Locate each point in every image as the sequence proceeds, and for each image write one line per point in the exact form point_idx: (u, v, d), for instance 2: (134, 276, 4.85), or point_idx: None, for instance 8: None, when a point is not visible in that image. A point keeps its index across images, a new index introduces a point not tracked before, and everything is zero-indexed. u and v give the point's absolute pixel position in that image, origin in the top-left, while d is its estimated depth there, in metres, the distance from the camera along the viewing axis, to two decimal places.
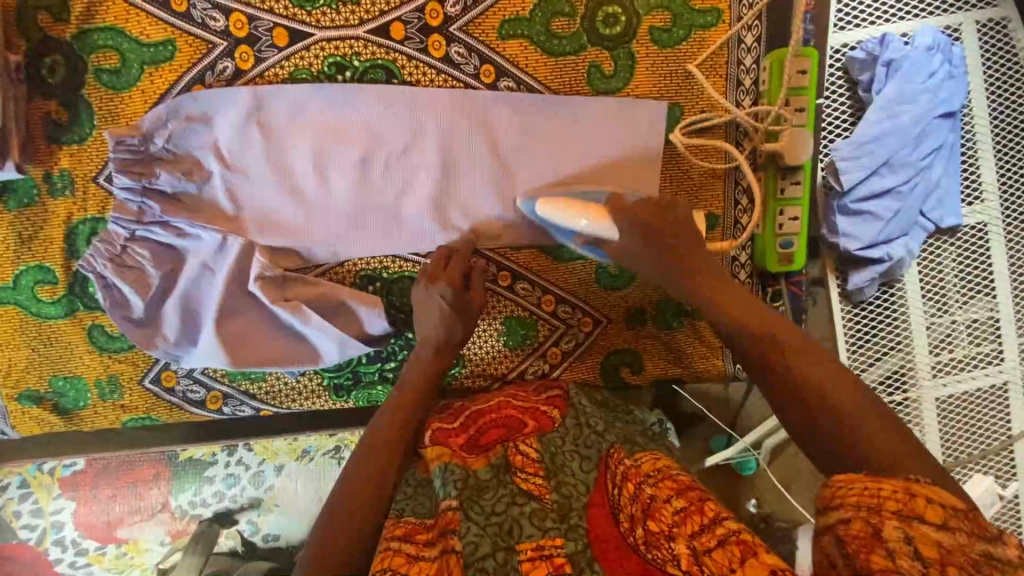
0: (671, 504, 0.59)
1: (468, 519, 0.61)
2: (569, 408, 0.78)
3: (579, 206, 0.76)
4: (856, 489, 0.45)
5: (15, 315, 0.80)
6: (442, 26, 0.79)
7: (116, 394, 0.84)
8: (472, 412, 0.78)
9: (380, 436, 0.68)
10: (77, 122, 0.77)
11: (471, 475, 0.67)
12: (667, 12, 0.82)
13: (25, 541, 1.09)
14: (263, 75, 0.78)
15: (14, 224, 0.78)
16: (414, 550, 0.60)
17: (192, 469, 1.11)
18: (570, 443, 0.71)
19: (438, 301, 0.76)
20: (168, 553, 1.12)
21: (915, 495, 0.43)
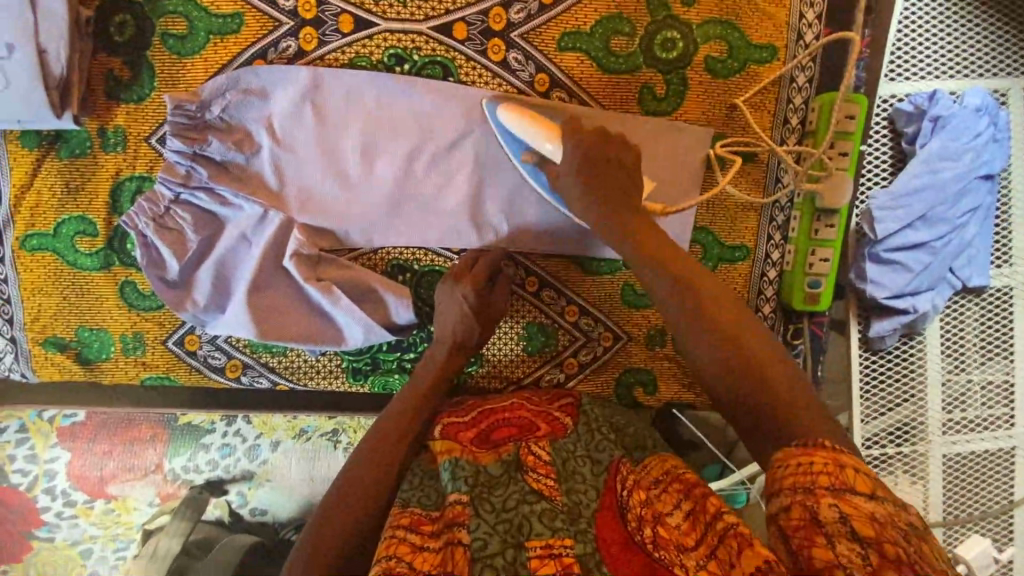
0: (680, 508, 0.64)
1: (476, 516, 0.62)
2: (580, 415, 0.81)
3: (539, 124, 0.77)
4: (792, 466, 0.51)
5: (52, 263, 0.81)
6: (504, 31, 0.80)
7: (139, 351, 0.85)
8: (484, 409, 0.80)
9: (394, 431, 0.74)
10: (137, 81, 0.78)
11: (482, 472, 0.68)
12: (725, 42, 0.83)
13: (15, 486, 1.10)
14: (324, 58, 0.79)
15: (62, 172, 0.79)
16: (419, 540, 0.62)
17: (190, 435, 1.13)
18: (582, 448, 0.73)
19: (460, 301, 0.79)
20: (155, 515, 1.13)
21: (843, 466, 0.49)
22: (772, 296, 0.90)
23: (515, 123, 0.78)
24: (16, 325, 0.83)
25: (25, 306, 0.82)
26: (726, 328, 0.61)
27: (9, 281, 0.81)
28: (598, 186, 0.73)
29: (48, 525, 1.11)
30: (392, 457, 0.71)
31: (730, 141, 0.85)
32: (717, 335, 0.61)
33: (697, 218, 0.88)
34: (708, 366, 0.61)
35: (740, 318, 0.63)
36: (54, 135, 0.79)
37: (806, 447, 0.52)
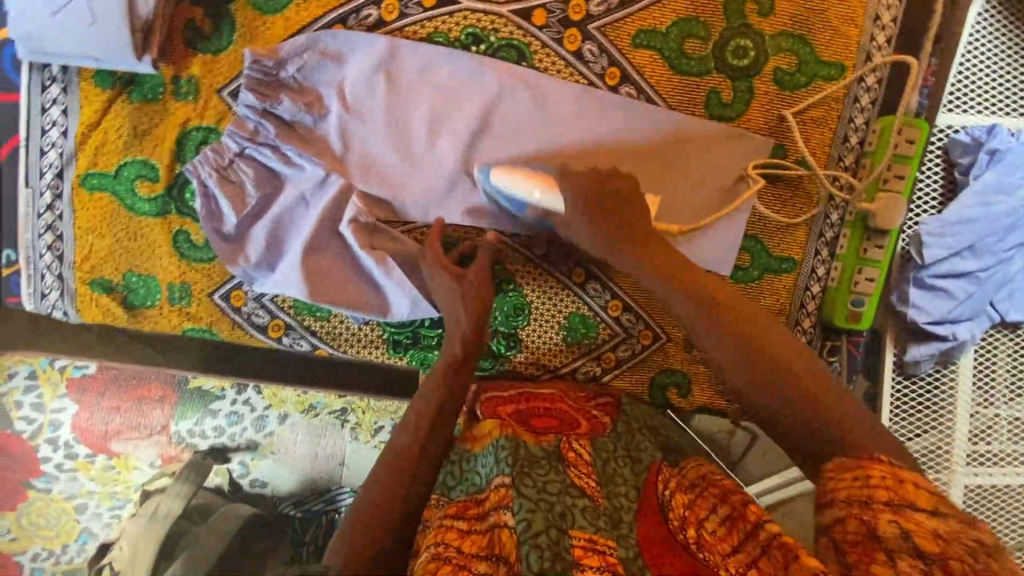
0: (716, 513, 0.65)
1: (519, 497, 0.60)
2: (619, 415, 0.83)
3: (533, 178, 0.80)
4: (847, 480, 0.56)
5: (110, 204, 0.82)
6: (582, 22, 0.81)
7: (185, 301, 0.85)
8: (526, 394, 0.83)
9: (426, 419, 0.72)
10: (218, 33, 0.78)
11: (523, 448, 0.69)
12: (795, 56, 0.84)
13: None
14: (402, 30, 0.80)
15: (132, 115, 0.80)
16: (465, 525, 0.64)
17: None
18: (621, 449, 0.75)
19: (445, 285, 0.78)
20: None
21: (904, 482, 0.53)
22: (814, 312, 0.91)
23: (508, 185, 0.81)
24: (65, 263, 0.82)
25: (76, 245, 0.82)
26: (759, 352, 0.67)
27: (64, 218, 0.81)
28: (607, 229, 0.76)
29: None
30: (423, 443, 0.71)
31: (769, 161, 0.86)
32: (748, 359, 0.66)
33: (747, 226, 0.89)
34: (737, 382, 0.67)
35: (774, 342, 0.67)
36: (129, 77, 0.79)
37: (863, 461, 0.56)
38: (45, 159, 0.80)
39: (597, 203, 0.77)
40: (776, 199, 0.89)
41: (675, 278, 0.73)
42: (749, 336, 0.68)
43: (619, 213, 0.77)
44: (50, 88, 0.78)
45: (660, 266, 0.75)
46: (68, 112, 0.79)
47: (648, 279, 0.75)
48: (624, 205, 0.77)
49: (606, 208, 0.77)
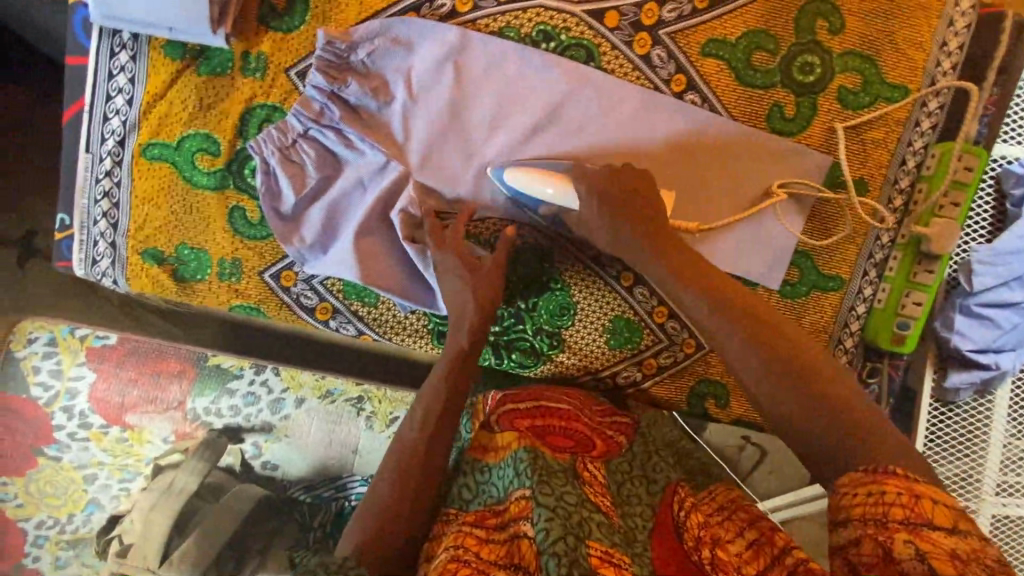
0: (743, 536, 0.64)
1: (537, 506, 0.60)
2: (635, 436, 0.82)
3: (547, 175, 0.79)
4: (858, 495, 0.53)
5: (169, 176, 0.81)
6: (653, 27, 0.81)
7: (234, 277, 0.84)
8: (540, 406, 0.80)
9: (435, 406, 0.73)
10: (291, 13, 0.78)
11: (540, 458, 0.68)
12: (860, 76, 0.84)
13: (35, 399, 1.13)
14: (475, 22, 0.80)
15: (199, 87, 0.79)
16: (484, 534, 0.64)
17: (217, 377, 1.17)
18: (637, 468, 0.77)
19: (455, 280, 0.78)
20: (167, 452, 1.13)
21: (918, 496, 0.50)
22: (858, 332, 0.91)
23: (524, 181, 0.80)
24: (119, 231, 0.82)
25: (131, 214, 0.82)
26: (798, 360, 0.63)
27: (121, 185, 0.81)
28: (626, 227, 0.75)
29: (58, 444, 1.12)
30: (436, 438, 0.71)
31: (795, 181, 0.86)
32: (786, 369, 0.63)
33: (799, 241, 0.89)
34: (776, 400, 0.63)
35: (810, 348, 0.65)
36: (198, 49, 0.79)
37: (876, 476, 0.53)
38: (107, 126, 0.80)
39: (608, 202, 0.76)
40: (828, 217, 0.89)
41: (679, 272, 0.72)
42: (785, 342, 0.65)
43: (626, 203, 0.76)
44: (119, 55, 0.78)
45: (665, 259, 0.73)
46: (135, 81, 0.79)
47: (650, 271, 0.75)
48: (637, 199, 0.76)
49: (613, 199, 0.76)
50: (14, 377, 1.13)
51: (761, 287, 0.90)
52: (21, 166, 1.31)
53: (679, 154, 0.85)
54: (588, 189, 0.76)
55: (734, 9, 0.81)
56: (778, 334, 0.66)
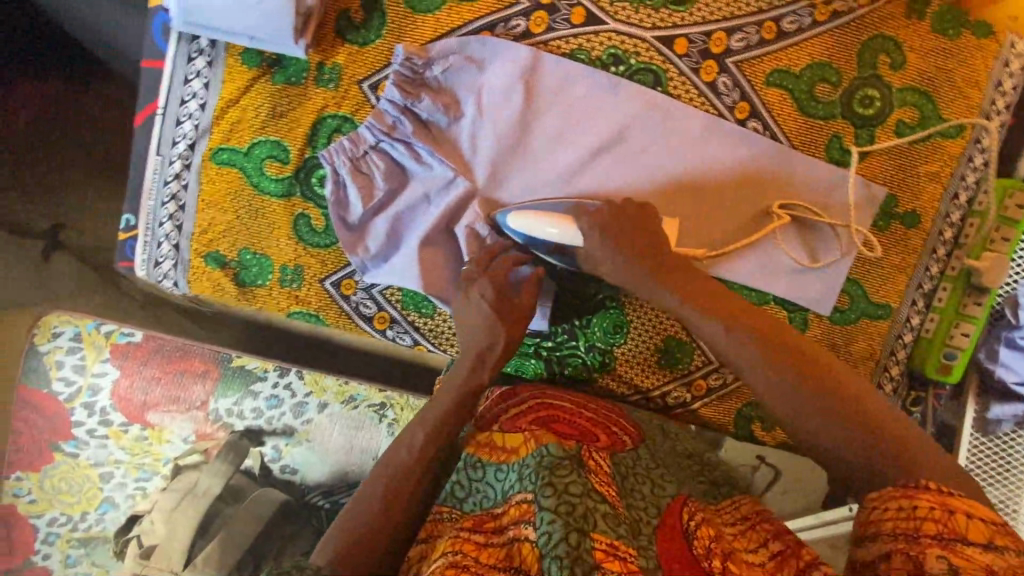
0: (766, 548, 0.65)
1: (539, 509, 0.60)
2: (640, 441, 0.79)
3: (549, 215, 0.78)
4: (892, 511, 0.54)
5: (236, 180, 0.82)
6: (720, 55, 0.83)
7: (295, 284, 0.85)
8: (542, 404, 0.80)
9: (449, 421, 0.74)
10: (368, 26, 0.79)
11: (546, 455, 0.66)
12: (918, 111, 0.86)
13: (55, 394, 1.13)
14: (548, 43, 0.82)
15: (273, 96, 0.80)
16: (483, 538, 0.64)
17: (241, 378, 1.16)
18: (640, 466, 0.74)
19: (478, 301, 0.79)
20: (187, 452, 1.14)
21: (953, 511, 0.52)
22: (903, 359, 0.93)
23: (527, 223, 0.78)
24: (184, 233, 0.83)
25: (196, 217, 0.82)
26: (812, 373, 0.64)
27: (188, 189, 0.82)
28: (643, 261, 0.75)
29: (76, 441, 1.13)
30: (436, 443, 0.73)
31: (796, 204, 0.86)
32: (799, 386, 0.64)
33: (851, 269, 0.90)
34: (793, 411, 0.64)
35: (823, 358, 0.66)
36: (274, 58, 0.79)
37: (909, 492, 0.54)
38: (179, 129, 0.81)
39: (614, 233, 0.75)
40: (881, 248, 0.90)
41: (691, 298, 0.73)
42: (798, 356, 0.66)
43: (633, 229, 0.76)
44: (196, 61, 0.79)
45: (675, 282, 0.74)
46: (209, 86, 0.80)
47: (656, 294, 0.75)
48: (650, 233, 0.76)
49: (617, 222, 0.76)
50: (36, 371, 1.14)
51: (812, 313, 0.91)
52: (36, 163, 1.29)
53: (735, 178, 0.85)
54: (593, 218, 0.76)
55: (799, 41, 0.83)
56: (790, 351, 0.67)
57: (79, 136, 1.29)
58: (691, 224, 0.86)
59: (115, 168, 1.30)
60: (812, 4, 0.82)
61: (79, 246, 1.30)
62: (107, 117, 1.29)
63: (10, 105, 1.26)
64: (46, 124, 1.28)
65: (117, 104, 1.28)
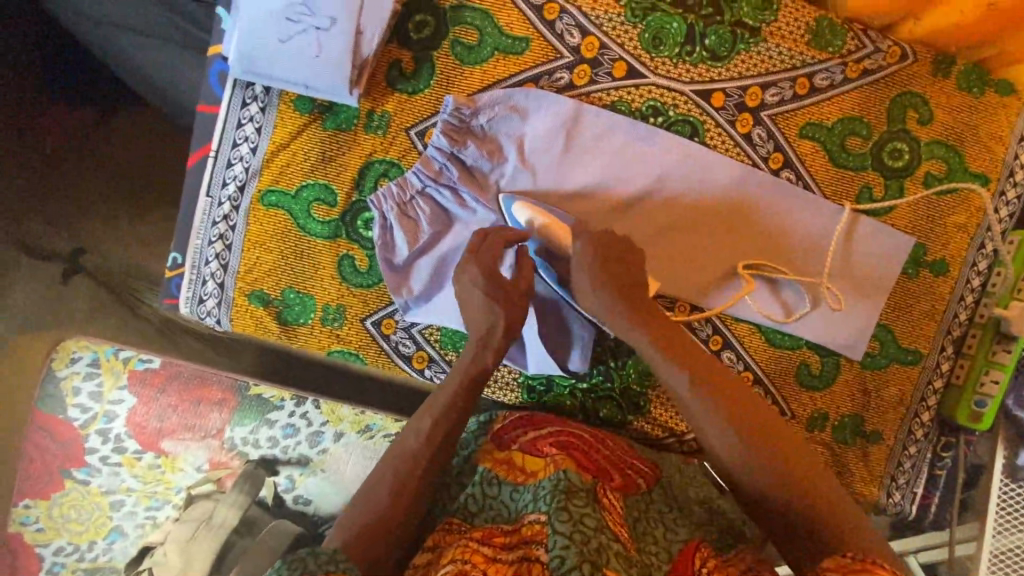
0: None
1: (554, 532, 0.61)
2: (656, 483, 0.79)
3: (540, 215, 0.79)
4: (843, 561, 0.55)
5: (283, 222, 0.83)
6: (756, 109, 0.86)
7: (337, 323, 0.86)
8: (561, 432, 0.80)
9: (457, 406, 0.74)
10: (418, 77, 0.82)
11: (564, 480, 0.67)
12: (945, 163, 0.88)
13: (71, 419, 1.15)
14: (590, 95, 0.84)
15: (323, 141, 0.82)
16: (491, 551, 0.64)
17: (258, 407, 1.16)
18: (654, 510, 0.74)
19: (470, 286, 0.76)
20: (200, 481, 1.14)
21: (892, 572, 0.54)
22: (933, 405, 0.94)
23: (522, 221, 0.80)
24: (230, 272, 0.84)
25: (243, 257, 0.84)
26: (776, 442, 0.67)
27: (236, 229, 0.84)
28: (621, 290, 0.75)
29: (89, 468, 1.14)
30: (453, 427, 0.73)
31: (766, 264, 0.88)
32: (758, 442, 0.67)
33: (881, 315, 0.91)
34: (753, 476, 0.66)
35: (786, 431, 0.69)
36: (326, 105, 0.82)
37: (864, 564, 0.54)
38: (230, 171, 0.83)
39: (606, 258, 0.75)
40: (911, 295, 0.91)
41: (663, 341, 0.73)
42: (763, 425, 0.68)
43: (624, 268, 0.75)
44: (250, 106, 0.82)
45: (658, 333, 0.74)
46: (261, 131, 0.82)
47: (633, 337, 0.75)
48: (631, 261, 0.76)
49: (616, 258, 0.76)
50: (53, 397, 1.15)
51: (844, 357, 0.92)
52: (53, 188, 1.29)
53: (768, 224, 0.87)
54: (587, 237, 0.76)
55: (832, 96, 0.86)
56: (755, 418, 0.69)
57: (109, 166, 1.31)
58: (715, 256, 0.88)
59: (142, 198, 1.31)
60: (844, 61, 0.85)
61: (100, 271, 1.30)
62: (142, 146, 1.31)
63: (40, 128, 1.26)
64: (75, 154, 1.29)
65: (151, 138, 1.31)
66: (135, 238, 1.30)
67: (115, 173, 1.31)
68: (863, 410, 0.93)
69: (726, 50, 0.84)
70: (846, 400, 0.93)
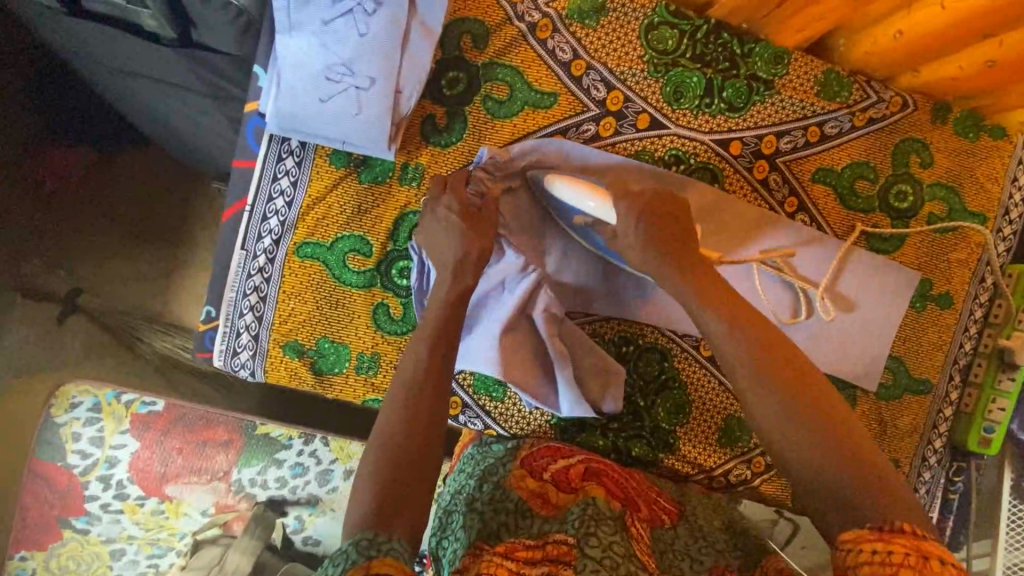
0: None
1: (583, 556, 0.63)
2: (682, 519, 0.78)
3: (589, 188, 0.78)
4: (876, 542, 0.53)
5: (318, 273, 0.84)
6: (771, 156, 0.90)
7: (371, 371, 0.86)
8: (588, 459, 0.82)
9: (449, 323, 0.73)
10: (451, 130, 0.85)
11: (593, 507, 0.69)
12: (946, 204, 0.94)
13: (70, 467, 1.10)
14: (616, 145, 0.88)
15: (358, 194, 0.84)
16: (516, 566, 0.61)
17: (265, 447, 1.14)
18: (681, 546, 0.73)
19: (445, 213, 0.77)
20: (205, 526, 1.12)
21: (929, 558, 0.51)
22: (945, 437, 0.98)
23: (566, 192, 0.79)
24: (264, 323, 0.85)
25: (277, 308, 0.84)
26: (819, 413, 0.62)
27: (271, 280, 0.84)
28: (660, 239, 0.74)
29: (88, 516, 1.10)
30: (437, 406, 0.68)
31: (786, 270, 0.91)
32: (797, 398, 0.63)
33: (893, 348, 0.95)
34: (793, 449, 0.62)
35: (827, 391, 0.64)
36: (361, 158, 0.84)
37: (885, 535, 0.53)
38: (266, 225, 0.84)
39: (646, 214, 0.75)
40: (916, 326, 0.95)
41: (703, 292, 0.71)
42: (801, 383, 0.64)
43: (662, 228, 0.75)
44: (286, 160, 0.83)
45: (697, 285, 0.72)
46: (297, 184, 0.83)
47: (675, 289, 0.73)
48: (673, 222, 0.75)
49: (647, 220, 0.74)
50: (50, 444, 1.10)
51: (859, 389, 0.96)
52: (37, 221, 1.22)
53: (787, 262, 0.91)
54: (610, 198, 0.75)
55: (840, 142, 0.92)
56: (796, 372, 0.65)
57: (101, 201, 1.25)
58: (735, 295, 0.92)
59: (138, 237, 1.26)
60: (851, 111, 0.91)
61: (100, 311, 1.25)
62: (133, 180, 1.26)
63: (28, 162, 1.19)
64: (73, 192, 1.23)
65: (152, 175, 1.26)
66: (134, 278, 1.26)
67: (111, 211, 1.25)
68: (879, 439, 0.97)
69: (742, 102, 0.89)
70: (864, 431, 0.97)
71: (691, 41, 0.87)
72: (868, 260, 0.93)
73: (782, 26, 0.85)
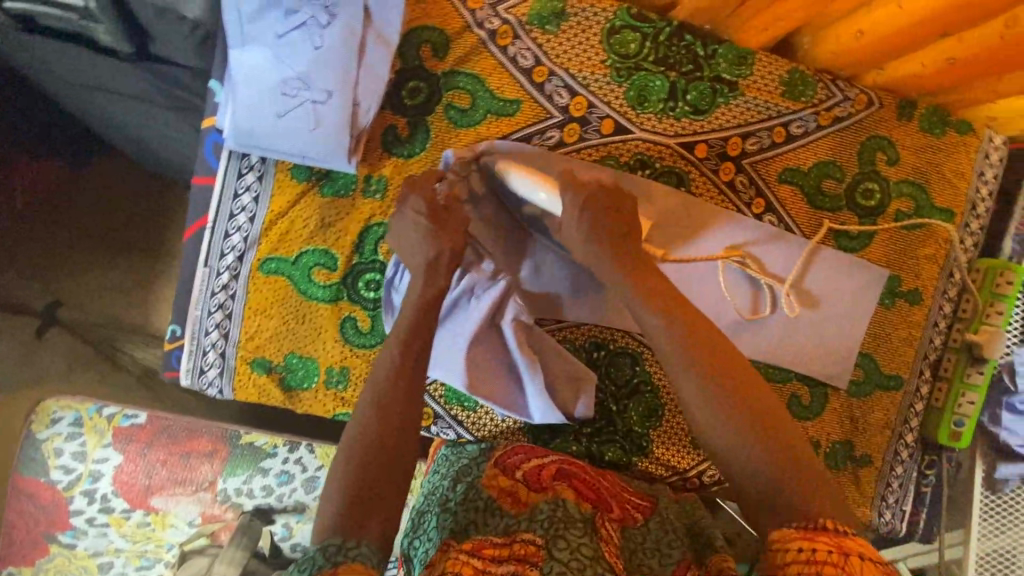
0: None
1: (551, 559, 0.64)
2: (653, 513, 0.78)
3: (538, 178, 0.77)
4: (798, 540, 0.55)
5: (283, 288, 0.84)
6: (737, 157, 0.90)
7: (340, 385, 0.86)
8: (562, 458, 0.81)
9: (423, 326, 0.72)
10: (413, 140, 0.84)
11: (563, 509, 0.69)
12: (913, 201, 0.94)
13: (54, 483, 1.09)
14: (581, 151, 0.87)
15: (321, 207, 0.83)
16: (483, 564, 0.63)
17: (251, 456, 1.13)
18: (651, 542, 0.73)
19: (415, 218, 0.74)
20: (192, 536, 1.12)
21: (849, 554, 0.53)
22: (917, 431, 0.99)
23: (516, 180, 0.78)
24: (231, 341, 0.84)
25: (243, 325, 0.84)
26: (747, 400, 0.64)
27: (236, 297, 0.84)
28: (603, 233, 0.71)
29: (74, 531, 1.09)
30: (408, 412, 0.67)
31: (751, 262, 0.91)
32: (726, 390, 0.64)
33: (862, 345, 0.96)
34: (719, 433, 0.63)
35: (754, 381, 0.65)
36: (323, 172, 0.83)
37: (808, 533, 0.55)
38: (229, 242, 0.83)
39: (591, 202, 0.72)
40: (885, 322, 0.96)
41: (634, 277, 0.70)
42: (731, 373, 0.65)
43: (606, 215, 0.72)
44: (246, 176, 0.82)
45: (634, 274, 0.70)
46: (258, 200, 0.83)
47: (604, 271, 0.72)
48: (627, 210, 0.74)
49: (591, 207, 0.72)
50: (34, 460, 1.08)
51: (831, 387, 0.96)
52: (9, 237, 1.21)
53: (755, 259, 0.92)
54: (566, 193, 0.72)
55: (806, 142, 0.91)
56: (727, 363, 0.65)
57: (73, 214, 1.24)
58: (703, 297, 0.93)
59: (112, 249, 1.25)
60: (816, 110, 0.91)
61: (79, 324, 1.23)
62: (103, 193, 1.24)
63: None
64: (45, 206, 1.22)
65: (121, 187, 1.24)
66: (109, 291, 1.24)
67: (83, 224, 1.24)
68: (853, 436, 0.98)
69: (707, 104, 0.88)
70: (836, 428, 0.97)
71: (654, 43, 0.86)
72: (835, 258, 0.93)
73: (745, 26, 0.84)
